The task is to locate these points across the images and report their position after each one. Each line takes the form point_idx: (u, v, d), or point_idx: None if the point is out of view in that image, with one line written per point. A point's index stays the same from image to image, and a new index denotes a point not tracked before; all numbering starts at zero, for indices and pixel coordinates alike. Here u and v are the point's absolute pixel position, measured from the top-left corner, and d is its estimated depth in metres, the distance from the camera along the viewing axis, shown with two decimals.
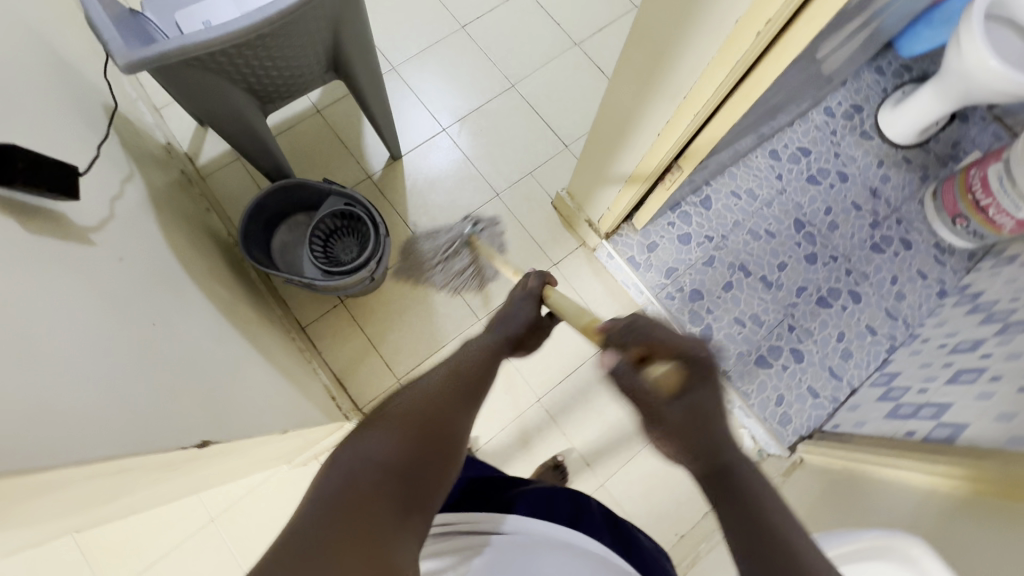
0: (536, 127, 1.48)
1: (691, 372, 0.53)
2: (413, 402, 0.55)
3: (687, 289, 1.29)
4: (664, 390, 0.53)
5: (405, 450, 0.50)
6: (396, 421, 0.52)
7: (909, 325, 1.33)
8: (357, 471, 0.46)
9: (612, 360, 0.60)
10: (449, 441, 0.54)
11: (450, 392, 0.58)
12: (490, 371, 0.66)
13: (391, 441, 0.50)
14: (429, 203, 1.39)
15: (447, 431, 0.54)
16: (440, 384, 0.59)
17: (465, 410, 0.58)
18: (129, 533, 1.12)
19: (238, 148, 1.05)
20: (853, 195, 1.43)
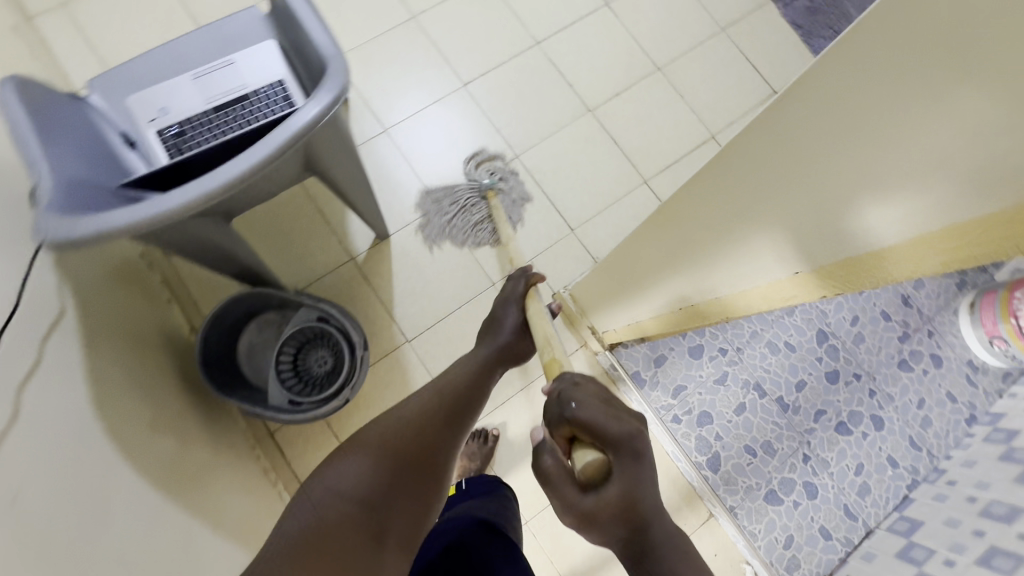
0: (540, 206, 1.34)
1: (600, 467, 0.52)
2: (390, 431, 0.63)
3: (696, 410, 1.18)
4: (581, 476, 0.53)
5: (376, 479, 0.59)
6: (370, 454, 0.60)
7: (934, 457, 1.22)
8: (325, 498, 0.54)
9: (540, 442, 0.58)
10: (414, 476, 0.62)
11: (423, 427, 0.66)
12: (467, 399, 0.73)
13: (365, 473, 0.58)
14: (416, 291, 1.26)
15: (414, 460, 0.63)
16: (417, 419, 0.67)
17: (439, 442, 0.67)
18: None
19: (195, 259, 0.90)
20: (883, 303, 1.30)
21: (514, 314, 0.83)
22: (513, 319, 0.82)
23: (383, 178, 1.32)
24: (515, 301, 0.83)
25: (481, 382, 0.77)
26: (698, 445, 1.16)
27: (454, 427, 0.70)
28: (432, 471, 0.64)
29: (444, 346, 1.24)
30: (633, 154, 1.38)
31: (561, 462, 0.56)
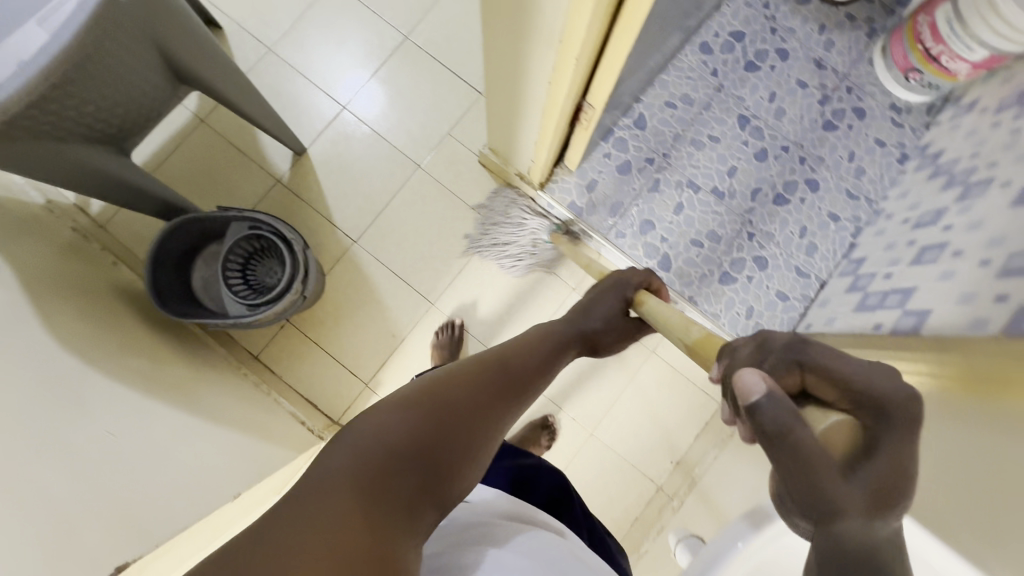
0: (443, 78, 1.33)
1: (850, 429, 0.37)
2: (447, 386, 0.51)
3: (637, 222, 1.22)
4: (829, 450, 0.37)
5: (426, 435, 0.46)
6: (410, 401, 0.48)
7: (873, 202, 1.26)
8: (375, 444, 0.44)
9: (765, 390, 0.36)
10: (471, 439, 0.50)
11: (480, 380, 0.55)
12: (533, 367, 0.62)
13: (414, 424, 0.46)
14: (348, 194, 1.29)
15: (473, 418, 0.51)
16: (476, 380, 0.54)
17: (500, 403, 0.55)
18: None
19: (112, 201, 0.94)
20: (797, 73, 1.30)
21: (616, 293, 0.76)
22: (614, 299, 0.76)
23: (282, 97, 1.31)
24: (630, 290, 0.77)
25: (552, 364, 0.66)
26: (646, 252, 1.22)
27: (520, 383, 0.59)
28: (490, 433, 0.52)
29: (390, 235, 1.28)
30: None
31: (799, 416, 0.36)
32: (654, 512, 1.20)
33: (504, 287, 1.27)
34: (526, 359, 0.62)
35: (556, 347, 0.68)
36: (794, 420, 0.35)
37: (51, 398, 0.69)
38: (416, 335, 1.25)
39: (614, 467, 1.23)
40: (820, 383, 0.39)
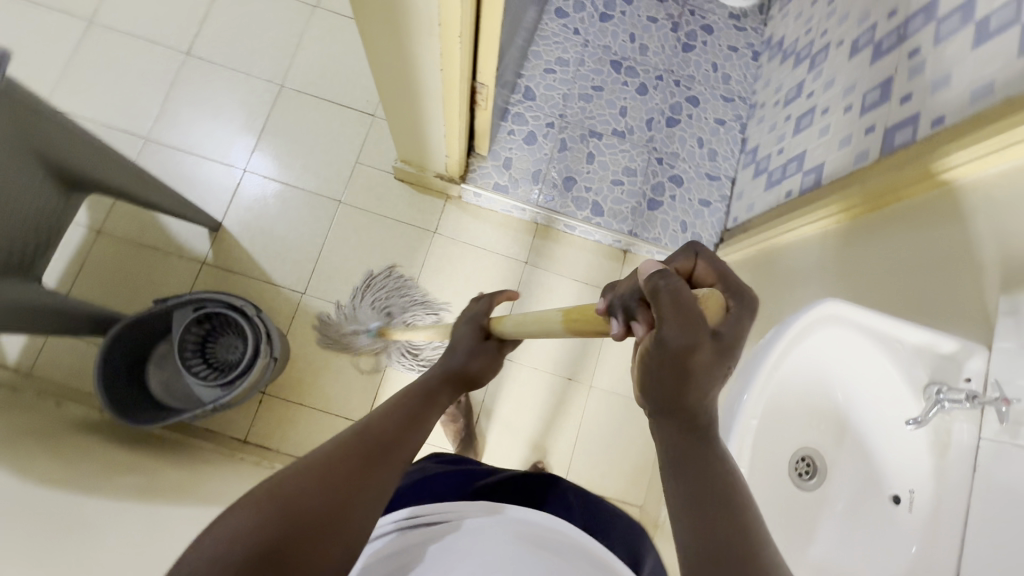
0: (333, 113, 1.34)
1: (691, 327, 0.30)
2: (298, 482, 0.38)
3: (559, 181, 1.29)
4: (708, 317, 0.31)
5: (274, 538, 0.36)
6: (245, 505, 0.37)
7: (746, 99, 1.41)
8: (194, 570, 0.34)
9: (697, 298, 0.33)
10: (339, 524, 0.38)
11: (347, 457, 0.41)
12: (415, 424, 0.49)
13: (252, 534, 0.35)
14: (279, 251, 1.27)
15: (335, 505, 0.39)
16: (329, 449, 0.42)
17: (375, 470, 0.42)
18: None
19: (42, 332, 0.89)
20: (645, 11, 1.44)
21: (472, 332, 0.66)
22: (471, 340, 0.65)
23: (177, 182, 1.27)
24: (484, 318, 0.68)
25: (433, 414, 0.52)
26: (577, 205, 1.29)
27: (401, 442, 0.46)
28: (364, 515, 0.40)
29: (337, 275, 1.27)
30: None
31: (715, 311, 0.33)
32: None
33: (461, 285, 1.30)
34: (391, 415, 0.47)
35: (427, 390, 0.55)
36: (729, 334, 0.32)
37: (59, 531, 0.65)
38: (396, 361, 1.25)
39: (621, 408, 1.30)
40: (709, 269, 0.36)
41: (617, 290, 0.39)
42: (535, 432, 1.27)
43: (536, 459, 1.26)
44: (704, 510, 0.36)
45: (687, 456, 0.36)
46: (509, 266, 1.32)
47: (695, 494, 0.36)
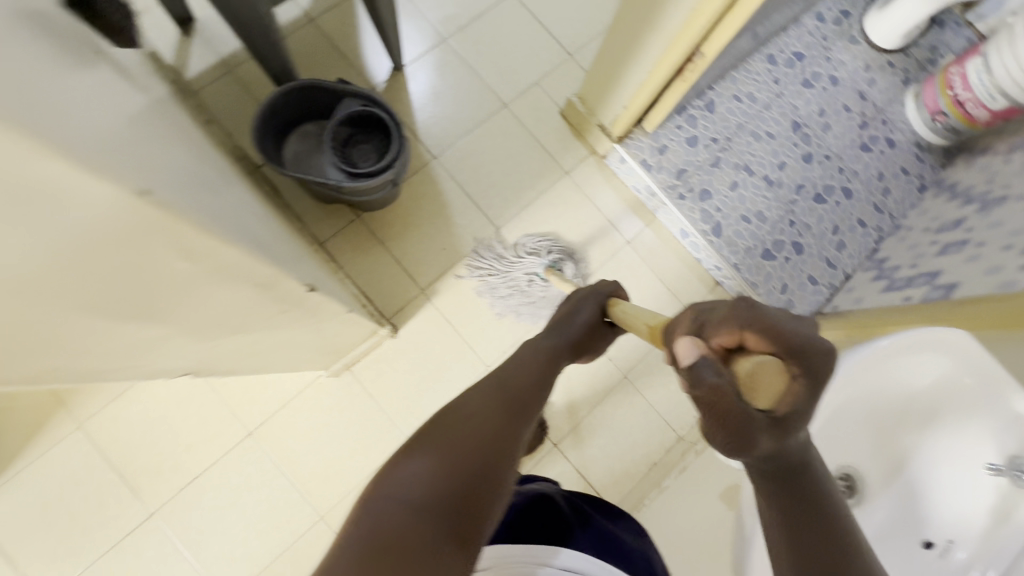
0: (539, 35, 1.44)
1: (749, 396, 0.47)
2: (454, 428, 0.54)
3: (696, 189, 1.34)
4: (744, 388, 0.47)
5: (450, 477, 0.50)
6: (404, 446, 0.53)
7: (894, 218, 1.43)
8: (373, 484, 0.49)
9: (702, 359, 0.48)
10: (495, 475, 0.52)
11: (492, 413, 0.58)
12: (534, 391, 0.66)
13: (411, 467, 0.50)
14: (435, 115, 1.36)
15: (489, 456, 0.53)
16: (483, 406, 0.59)
17: (512, 432, 0.58)
18: (172, 446, 1.14)
19: (249, 41, 1.00)
20: (843, 98, 1.49)
21: (595, 304, 0.83)
22: (590, 310, 0.83)
23: None
24: (602, 295, 0.85)
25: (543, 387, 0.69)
26: (701, 217, 1.33)
27: (524, 403, 0.63)
28: (512, 462, 0.55)
29: (469, 160, 1.35)
30: None
31: (736, 369, 0.48)
32: (675, 457, 1.26)
33: (563, 227, 1.36)
34: (514, 384, 0.65)
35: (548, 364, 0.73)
36: (744, 404, 0.47)
37: None
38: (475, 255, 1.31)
39: (640, 411, 1.30)
40: (764, 345, 0.48)
41: (698, 341, 0.51)
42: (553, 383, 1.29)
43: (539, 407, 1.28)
44: (790, 507, 0.51)
45: (781, 476, 0.51)
46: (612, 236, 1.37)
47: (794, 505, 0.51)
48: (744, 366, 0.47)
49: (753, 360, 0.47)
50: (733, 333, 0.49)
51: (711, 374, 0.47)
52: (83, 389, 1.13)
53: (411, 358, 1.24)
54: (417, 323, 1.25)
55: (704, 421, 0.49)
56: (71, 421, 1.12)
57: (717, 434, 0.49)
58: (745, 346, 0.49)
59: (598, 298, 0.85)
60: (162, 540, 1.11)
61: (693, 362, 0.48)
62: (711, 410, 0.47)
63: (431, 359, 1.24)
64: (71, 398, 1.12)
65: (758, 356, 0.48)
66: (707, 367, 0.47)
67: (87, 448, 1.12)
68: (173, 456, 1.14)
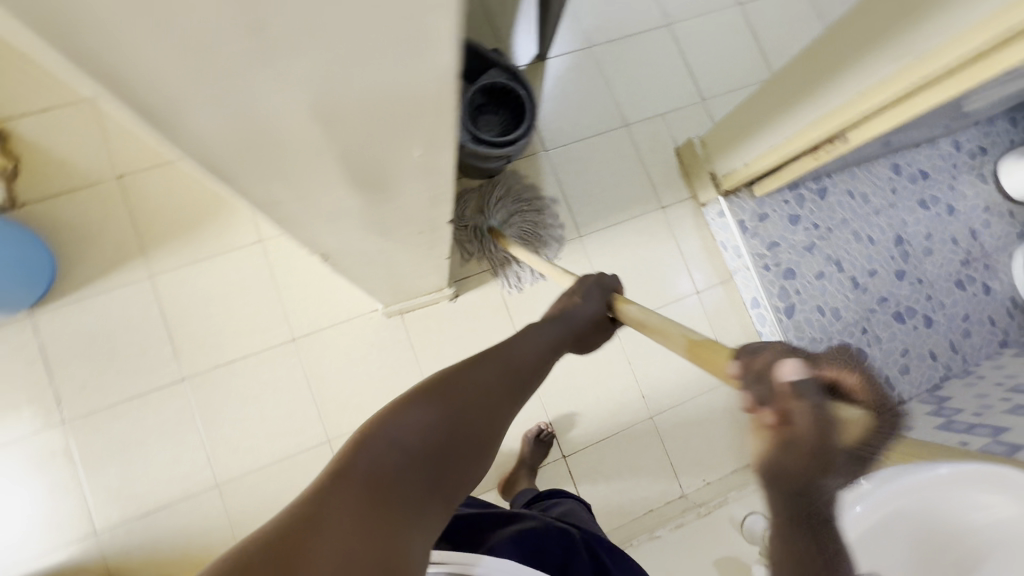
0: (680, 72, 1.47)
1: (828, 448, 0.31)
2: (371, 465, 0.36)
3: (782, 265, 1.33)
4: (837, 430, 0.32)
5: (358, 527, 0.32)
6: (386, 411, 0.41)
7: (966, 362, 1.39)
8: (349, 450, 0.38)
9: (803, 374, 0.34)
10: (467, 436, 0.41)
11: (478, 382, 0.45)
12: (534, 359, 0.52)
13: (388, 430, 0.39)
14: (559, 112, 1.40)
15: (463, 424, 0.42)
16: (419, 420, 0.40)
17: (449, 465, 0.39)
18: (222, 326, 1.19)
19: None
20: (953, 229, 1.46)
21: (598, 297, 0.65)
22: (595, 306, 0.64)
23: None
24: (602, 291, 0.66)
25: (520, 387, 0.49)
26: (777, 294, 1.33)
27: (521, 373, 0.49)
28: (484, 441, 0.43)
29: (576, 164, 1.38)
30: (770, 51, 1.51)
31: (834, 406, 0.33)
32: (674, 511, 1.25)
33: (641, 257, 1.37)
34: (469, 385, 0.44)
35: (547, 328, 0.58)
36: (830, 451, 0.31)
37: None
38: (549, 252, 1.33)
39: (654, 456, 1.30)
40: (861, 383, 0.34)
41: (753, 361, 0.39)
42: (581, 399, 1.29)
43: (549, 421, 1.29)
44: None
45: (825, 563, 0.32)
46: (684, 281, 1.37)
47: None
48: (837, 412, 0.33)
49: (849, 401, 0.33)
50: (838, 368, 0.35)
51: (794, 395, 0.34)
52: (166, 246, 1.20)
53: (460, 326, 1.26)
54: (477, 296, 1.28)
55: (761, 457, 0.33)
56: (145, 271, 1.19)
57: (771, 481, 0.32)
58: (847, 386, 0.34)
59: (597, 291, 0.65)
60: (182, 405, 1.16)
61: (800, 383, 0.34)
62: (765, 452, 0.33)
63: (478, 334, 1.27)
64: (152, 251, 1.18)
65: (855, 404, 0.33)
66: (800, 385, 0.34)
67: (150, 300, 1.18)
68: (219, 335, 1.19)
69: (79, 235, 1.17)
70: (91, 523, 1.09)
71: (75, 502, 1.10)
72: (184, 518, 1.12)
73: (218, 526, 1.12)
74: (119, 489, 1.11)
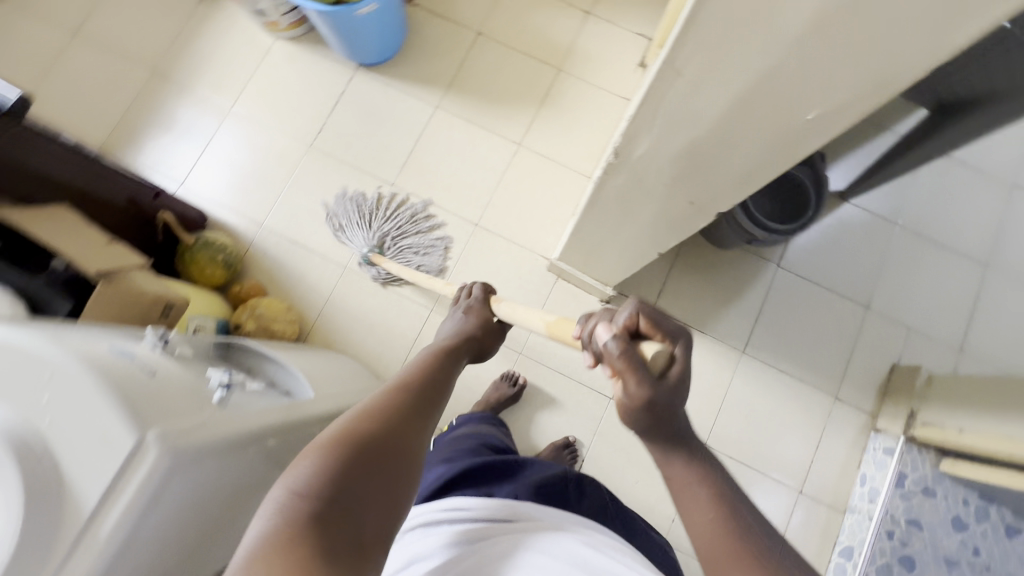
0: (960, 311, 1.31)
1: (643, 372, 0.44)
2: (339, 449, 0.42)
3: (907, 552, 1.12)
4: (642, 361, 0.45)
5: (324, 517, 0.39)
6: (323, 443, 0.42)
7: None
8: (291, 501, 0.39)
9: (609, 335, 0.46)
10: (399, 470, 0.43)
11: (390, 410, 0.46)
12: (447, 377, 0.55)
13: (330, 465, 0.41)
14: (818, 249, 1.34)
15: (391, 451, 0.44)
16: (371, 419, 0.45)
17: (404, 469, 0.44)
18: (444, 175, 1.36)
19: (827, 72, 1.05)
20: None
21: (481, 309, 0.73)
22: (478, 315, 0.71)
23: None
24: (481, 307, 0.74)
25: (443, 388, 0.53)
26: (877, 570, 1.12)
27: (438, 396, 0.52)
28: (415, 466, 0.45)
29: (792, 298, 1.32)
30: None
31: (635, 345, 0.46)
32: None
33: (778, 417, 1.26)
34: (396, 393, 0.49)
35: (461, 351, 0.63)
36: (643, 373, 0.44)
37: None
38: (706, 339, 1.29)
39: None
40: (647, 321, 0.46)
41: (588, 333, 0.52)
42: (620, 469, 1.24)
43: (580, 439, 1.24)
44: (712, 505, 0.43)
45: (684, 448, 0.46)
46: (795, 472, 1.24)
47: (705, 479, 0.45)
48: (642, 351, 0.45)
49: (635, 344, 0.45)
50: (632, 316, 0.47)
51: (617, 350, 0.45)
52: (463, 96, 1.40)
53: None
54: None
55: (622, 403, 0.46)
56: (437, 100, 1.39)
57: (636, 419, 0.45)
58: (642, 331, 0.47)
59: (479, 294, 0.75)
60: (375, 198, 1.34)
61: (617, 347, 0.45)
62: (623, 408, 0.46)
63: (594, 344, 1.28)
64: (452, 93, 1.39)
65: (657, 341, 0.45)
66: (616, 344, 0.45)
67: (422, 119, 1.39)
68: (436, 178, 1.36)
69: (424, 45, 1.42)
70: (264, 217, 1.33)
71: (269, 196, 1.35)
72: (309, 266, 1.31)
73: (321, 292, 1.30)
74: (296, 212, 1.33)
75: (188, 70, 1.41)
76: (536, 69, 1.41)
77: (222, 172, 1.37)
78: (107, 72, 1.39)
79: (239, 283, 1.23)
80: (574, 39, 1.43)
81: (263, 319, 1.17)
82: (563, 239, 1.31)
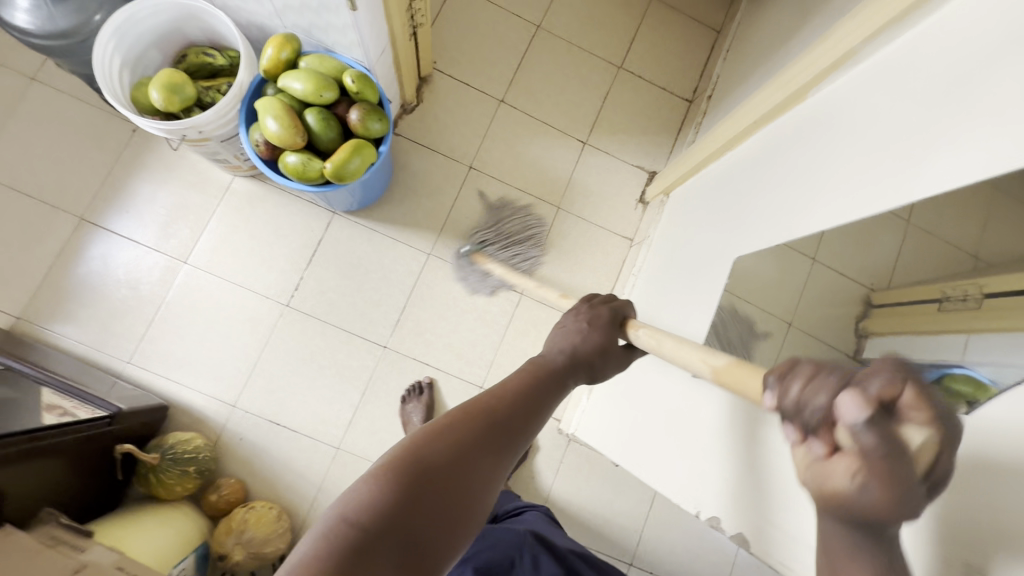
0: None
1: (894, 469, 0.31)
2: (416, 453, 0.42)
3: None
4: (892, 456, 0.31)
5: (375, 519, 0.38)
6: (383, 463, 0.41)
7: None
8: (347, 518, 0.38)
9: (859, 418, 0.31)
10: (457, 498, 0.41)
11: (467, 421, 0.45)
12: (532, 412, 0.51)
13: (388, 490, 0.39)
14: None
15: (453, 482, 0.42)
16: (445, 446, 0.43)
17: (452, 503, 0.41)
18: (444, 331, 1.24)
19: None
20: None
21: (603, 324, 0.65)
22: (603, 329, 0.64)
23: None
24: (599, 316, 0.65)
25: (526, 417, 0.50)
26: None
27: (518, 425, 0.48)
28: (464, 513, 0.41)
29: None
30: None
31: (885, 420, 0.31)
32: None
33: None
34: (482, 406, 0.47)
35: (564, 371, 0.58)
36: (882, 452, 0.31)
37: None
38: None
39: None
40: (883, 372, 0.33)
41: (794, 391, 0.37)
42: None
43: None
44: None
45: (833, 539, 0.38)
46: None
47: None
48: (844, 470, 0.32)
49: (907, 427, 0.32)
50: (892, 384, 0.32)
51: (861, 443, 0.31)
52: (458, 241, 1.28)
53: (604, 488, 1.25)
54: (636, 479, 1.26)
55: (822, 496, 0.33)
56: (430, 245, 1.27)
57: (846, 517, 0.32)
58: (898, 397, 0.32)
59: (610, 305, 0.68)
60: (368, 364, 1.21)
61: (860, 423, 0.31)
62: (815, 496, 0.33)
63: (611, 509, 1.24)
64: (447, 238, 1.27)
65: (921, 422, 0.31)
66: (862, 431, 0.31)
67: (414, 269, 1.25)
68: (435, 335, 1.24)
69: (410, 183, 1.28)
70: (238, 396, 1.16)
71: (241, 369, 1.17)
72: (297, 451, 1.15)
73: (312, 481, 1.15)
74: (276, 387, 1.17)
75: (126, 219, 1.18)
76: (534, 208, 1.32)
77: (181, 344, 1.16)
78: (22, 222, 1.15)
79: (217, 490, 1.07)
80: (572, 172, 1.35)
81: (252, 546, 1.00)
82: (577, 405, 1.24)
